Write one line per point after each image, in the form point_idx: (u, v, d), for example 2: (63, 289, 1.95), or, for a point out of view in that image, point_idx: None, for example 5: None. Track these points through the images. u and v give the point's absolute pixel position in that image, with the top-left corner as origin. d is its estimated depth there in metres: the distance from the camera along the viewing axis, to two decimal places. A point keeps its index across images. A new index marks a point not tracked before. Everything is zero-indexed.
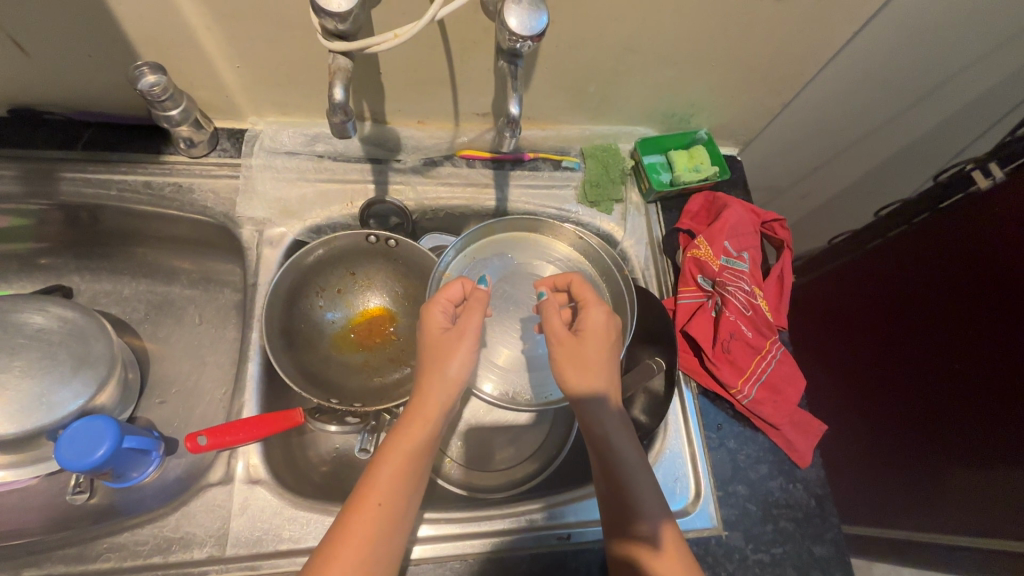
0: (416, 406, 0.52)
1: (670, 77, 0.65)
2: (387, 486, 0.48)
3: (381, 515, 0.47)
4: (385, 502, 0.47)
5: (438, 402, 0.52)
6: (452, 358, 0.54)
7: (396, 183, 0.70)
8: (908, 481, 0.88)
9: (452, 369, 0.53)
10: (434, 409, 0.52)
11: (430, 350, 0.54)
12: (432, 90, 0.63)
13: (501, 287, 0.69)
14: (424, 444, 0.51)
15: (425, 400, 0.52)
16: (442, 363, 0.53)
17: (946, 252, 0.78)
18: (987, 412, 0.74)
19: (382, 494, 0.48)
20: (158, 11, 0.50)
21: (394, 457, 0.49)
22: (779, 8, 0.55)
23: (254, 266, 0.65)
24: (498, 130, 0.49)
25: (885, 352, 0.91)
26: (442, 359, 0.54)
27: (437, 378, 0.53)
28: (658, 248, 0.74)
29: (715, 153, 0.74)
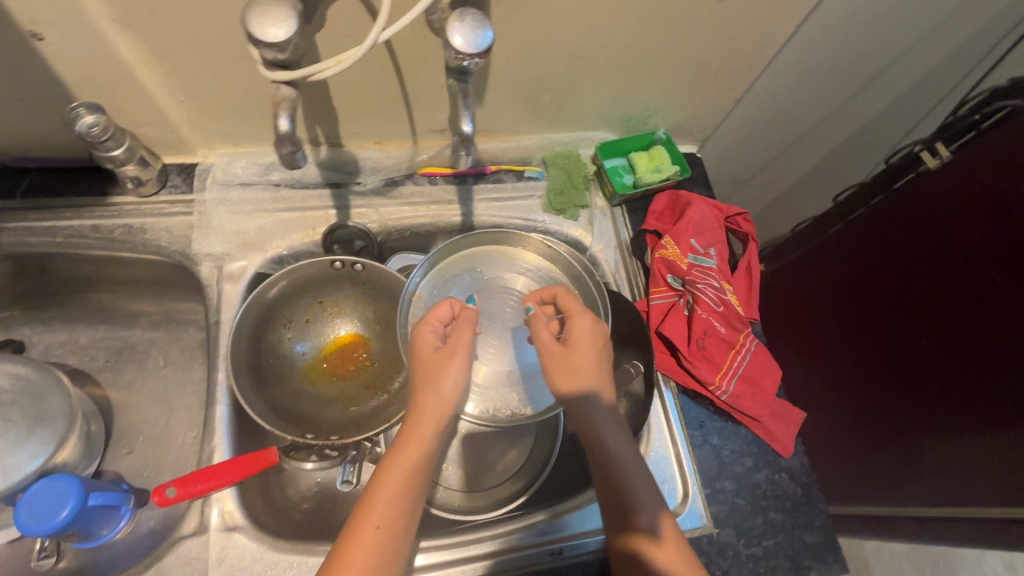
0: (411, 424, 0.52)
1: (623, 80, 0.66)
2: (387, 505, 0.48)
3: (379, 537, 0.46)
4: (384, 523, 0.47)
5: (434, 418, 0.52)
6: (444, 377, 0.53)
7: (358, 206, 0.68)
8: (885, 458, 0.90)
9: (444, 387, 0.53)
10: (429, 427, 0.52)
11: (423, 368, 0.54)
12: (386, 110, 0.62)
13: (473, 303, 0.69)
14: (421, 463, 0.51)
15: (420, 419, 0.52)
16: (434, 381, 0.53)
17: (904, 230, 0.81)
18: (955, 381, 0.77)
19: (380, 517, 0.47)
20: (90, 50, 0.48)
21: (393, 476, 0.49)
22: (721, 7, 0.56)
23: (216, 304, 0.63)
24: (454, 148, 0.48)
25: (852, 334, 0.93)
26: (433, 377, 0.53)
27: (430, 392, 0.53)
28: (626, 250, 0.74)
29: (674, 153, 0.75)
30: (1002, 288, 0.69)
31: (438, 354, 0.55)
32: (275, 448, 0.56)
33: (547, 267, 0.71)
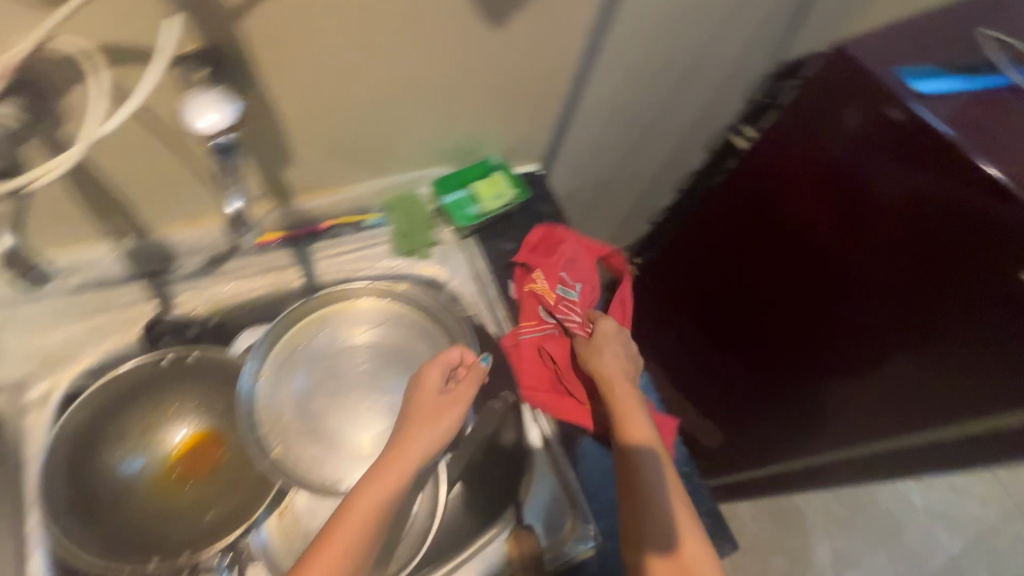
0: (398, 453, 0.51)
1: (435, 117, 0.65)
2: (350, 538, 0.46)
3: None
4: (347, 557, 0.45)
5: (420, 449, 0.52)
6: (439, 421, 0.54)
7: (180, 293, 0.63)
8: (766, 418, 0.96)
9: (442, 427, 0.54)
10: (414, 459, 0.52)
11: (424, 404, 0.55)
12: (184, 189, 0.58)
13: (330, 368, 0.65)
14: (397, 497, 0.49)
15: (408, 447, 0.52)
16: (431, 423, 0.54)
17: (732, 209, 0.88)
18: (796, 339, 0.83)
19: (349, 541, 0.45)
20: None
21: (363, 511, 0.47)
22: (502, 36, 0.57)
23: (19, 438, 0.56)
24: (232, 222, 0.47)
25: (718, 310, 0.99)
26: (431, 416, 0.54)
27: (429, 430, 0.53)
28: (484, 278, 0.73)
29: (512, 177, 0.77)
30: (806, 250, 0.76)
31: (439, 398, 0.56)
32: None
33: (401, 314, 0.69)
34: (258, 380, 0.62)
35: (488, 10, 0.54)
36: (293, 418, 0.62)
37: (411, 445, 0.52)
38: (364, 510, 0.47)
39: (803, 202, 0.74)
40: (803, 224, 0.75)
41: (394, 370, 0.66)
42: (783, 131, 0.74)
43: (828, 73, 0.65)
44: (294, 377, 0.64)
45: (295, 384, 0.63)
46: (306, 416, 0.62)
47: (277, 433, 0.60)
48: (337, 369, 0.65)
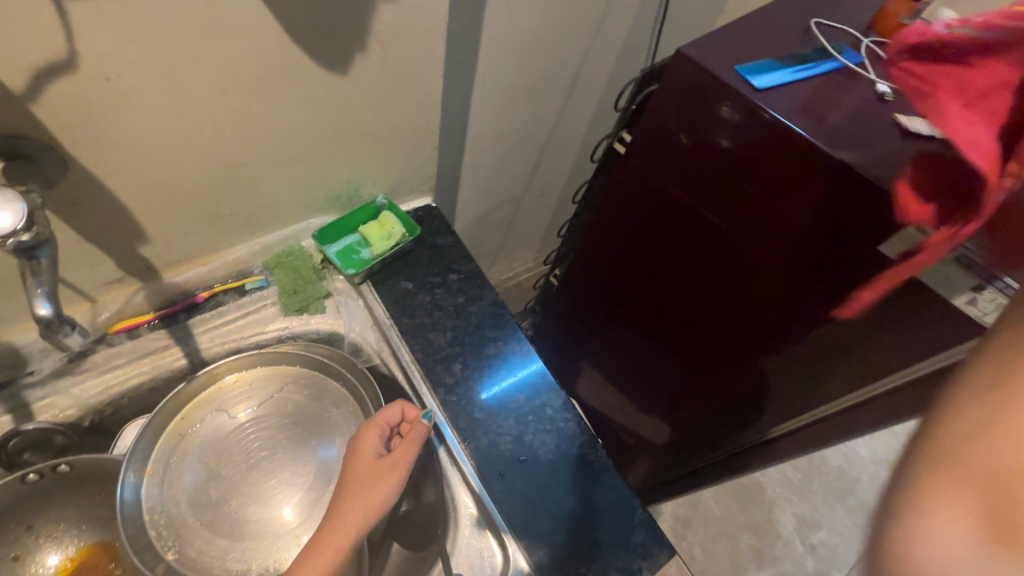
0: (333, 527, 0.52)
1: (301, 169, 0.63)
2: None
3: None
4: None
5: (356, 524, 0.52)
6: (375, 486, 0.54)
7: (40, 398, 0.57)
8: (710, 400, 0.97)
9: (380, 495, 0.54)
10: (349, 533, 0.52)
11: (359, 473, 0.55)
12: (23, 288, 0.53)
13: (225, 452, 0.61)
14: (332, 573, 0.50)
15: (342, 522, 0.52)
16: (368, 490, 0.54)
17: (624, 216, 0.89)
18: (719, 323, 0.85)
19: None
20: None
21: None
22: (350, 82, 0.56)
23: None
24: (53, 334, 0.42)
25: (636, 313, 1.00)
26: (369, 485, 0.54)
27: (359, 500, 0.54)
28: (385, 324, 0.70)
29: (400, 215, 0.75)
30: (704, 240, 0.78)
31: (377, 464, 0.56)
32: None
33: (300, 377, 0.66)
34: (142, 480, 0.57)
35: (324, 57, 0.52)
36: (191, 515, 0.57)
37: (352, 516, 0.53)
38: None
39: (688, 197, 0.76)
40: (694, 217, 0.77)
41: (298, 439, 0.63)
42: (653, 132, 0.76)
43: (678, 72, 0.68)
44: (186, 471, 0.59)
45: (189, 478, 0.59)
46: (205, 510, 0.58)
47: (172, 539, 0.56)
48: (234, 451, 0.61)
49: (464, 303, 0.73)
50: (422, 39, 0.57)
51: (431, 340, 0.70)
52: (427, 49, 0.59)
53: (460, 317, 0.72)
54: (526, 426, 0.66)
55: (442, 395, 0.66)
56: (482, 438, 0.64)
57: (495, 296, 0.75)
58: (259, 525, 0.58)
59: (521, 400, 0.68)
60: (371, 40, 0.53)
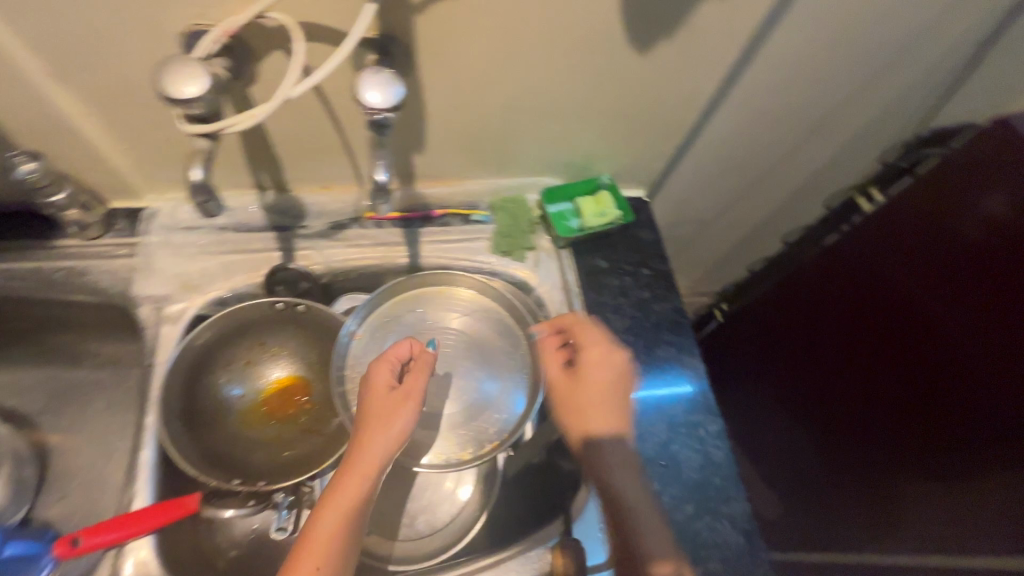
0: (353, 461, 0.52)
1: (560, 130, 0.68)
2: (327, 547, 0.48)
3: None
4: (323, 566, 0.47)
5: (378, 456, 0.52)
6: (392, 419, 0.54)
7: (302, 248, 0.69)
8: (835, 496, 0.90)
9: (396, 428, 0.53)
10: (370, 466, 0.51)
11: (374, 407, 0.54)
12: (329, 157, 0.64)
13: None
14: (359, 501, 0.50)
15: (364, 457, 0.52)
16: (382, 425, 0.53)
17: (829, 277, 0.84)
18: (885, 424, 0.78)
19: (322, 560, 0.48)
20: (27, 102, 0.50)
21: (329, 519, 0.49)
22: (644, 63, 0.59)
23: (151, 345, 0.63)
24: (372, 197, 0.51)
25: (796, 374, 0.95)
26: (385, 417, 0.54)
27: (378, 436, 0.53)
28: (572, 292, 0.74)
29: (618, 199, 0.77)
30: (912, 336, 0.72)
31: (389, 397, 0.55)
32: (196, 496, 0.56)
33: (488, 308, 0.72)
34: (351, 340, 0.66)
35: (637, 35, 0.55)
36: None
37: (378, 445, 0.52)
38: (339, 517, 0.50)
39: (914, 285, 0.70)
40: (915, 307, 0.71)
41: (474, 357, 0.69)
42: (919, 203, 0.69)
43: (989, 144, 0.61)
44: (384, 342, 0.68)
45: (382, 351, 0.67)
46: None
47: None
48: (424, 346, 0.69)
49: (647, 299, 0.74)
50: (725, 41, 0.58)
51: (609, 321, 0.72)
52: (723, 51, 0.60)
53: (641, 310, 0.73)
54: (677, 435, 0.66)
55: None
56: (632, 427, 0.66)
57: (679, 303, 0.75)
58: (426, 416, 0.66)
59: (677, 409, 0.68)
60: (681, 30, 0.56)
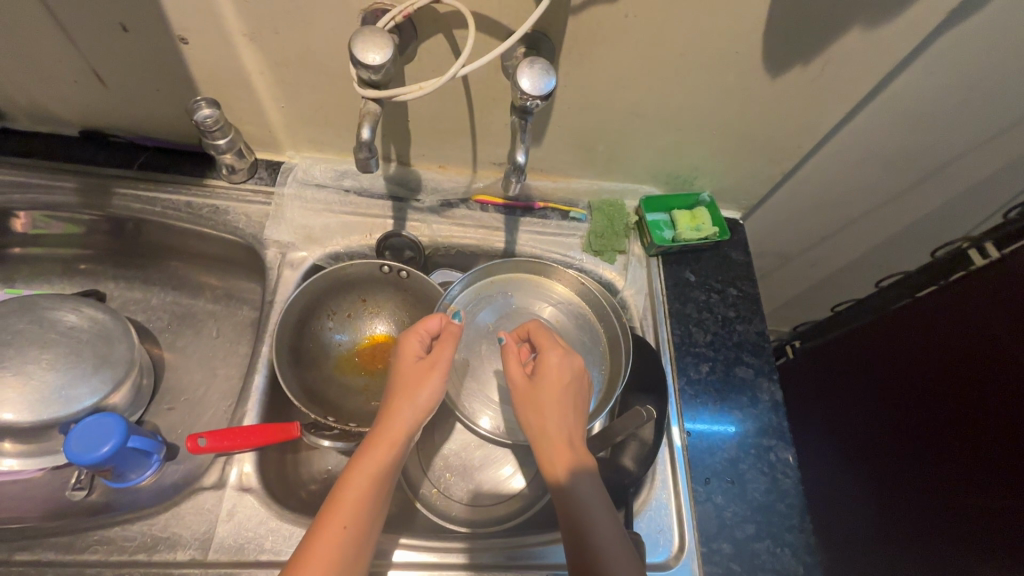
0: (383, 427, 0.53)
1: (673, 141, 0.70)
2: (353, 506, 0.48)
3: (346, 539, 0.47)
4: (351, 526, 0.48)
5: (405, 424, 0.53)
6: (422, 388, 0.55)
7: (413, 220, 0.75)
8: (888, 560, 0.85)
9: (423, 396, 0.54)
10: (400, 431, 0.53)
11: (403, 376, 0.55)
12: (454, 139, 0.69)
13: (501, 324, 0.72)
14: (389, 466, 0.51)
15: (392, 423, 0.53)
16: (411, 391, 0.54)
17: (918, 326, 0.82)
18: (943, 486, 0.76)
19: (347, 518, 0.48)
20: (222, 55, 0.58)
21: (359, 481, 0.50)
22: (772, 85, 0.61)
23: (273, 284, 0.70)
24: (505, 175, 0.54)
25: (857, 420, 0.93)
26: (414, 385, 0.55)
27: (407, 403, 0.54)
28: (657, 299, 0.76)
29: (716, 216, 0.78)
30: (997, 401, 0.69)
31: (419, 365, 0.56)
32: (297, 424, 0.60)
33: (576, 301, 0.74)
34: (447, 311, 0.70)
35: (772, 57, 0.57)
36: (463, 352, 0.70)
37: (401, 413, 0.53)
38: (364, 480, 0.50)
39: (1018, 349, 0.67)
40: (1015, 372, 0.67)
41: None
42: None
43: None
44: (480, 312, 0.72)
45: (479, 318, 0.72)
46: (474, 355, 0.70)
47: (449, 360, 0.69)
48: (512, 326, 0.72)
49: (732, 317, 0.75)
50: (856, 73, 0.60)
51: (691, 333, 0.73)
52: (852, 82, 0.61)
53: (724, 328, 0.74)
54: (746, 454, 0.66)
55: (682, 382, 0.70)
56: (702, 439, 0.67)
57: (764, 327, 0.74)
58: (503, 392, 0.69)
59: (749, 430, 0.68)
60: (816, 57, 0.58)
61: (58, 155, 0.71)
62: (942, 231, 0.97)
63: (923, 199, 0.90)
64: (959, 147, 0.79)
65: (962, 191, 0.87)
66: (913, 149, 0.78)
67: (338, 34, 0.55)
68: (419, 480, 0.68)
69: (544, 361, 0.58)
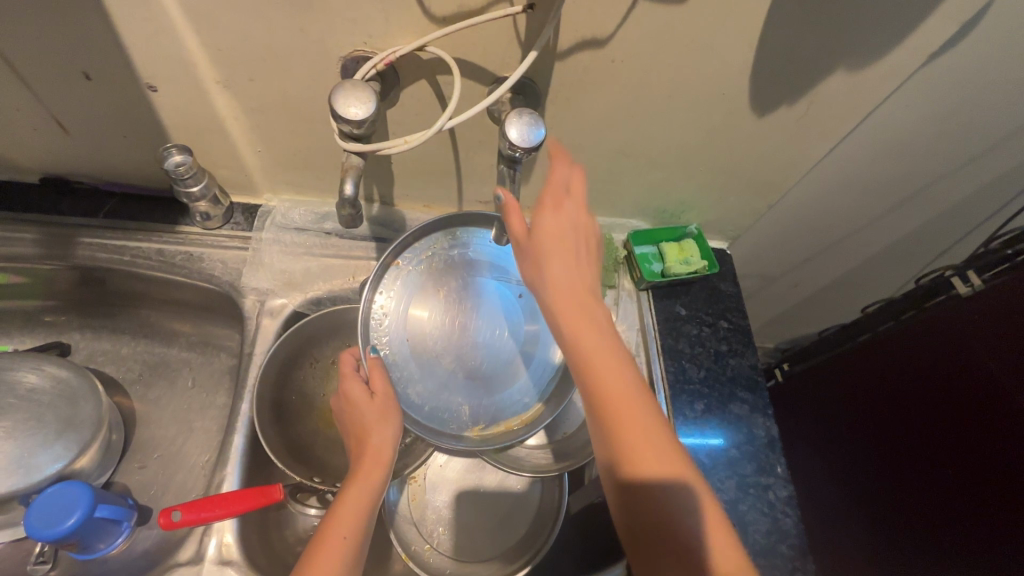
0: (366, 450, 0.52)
1: (660, 178, 0.70)
2: (350, 523, 0.47)
3: (343, 554, 0.46)
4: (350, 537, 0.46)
5: (389, 444, 0.52)
6: (389, 419, 0.53)
7: None
8: None
9: (392, 427, 0.53)
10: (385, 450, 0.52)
11: (370, 407, 0.52)
12: (439, 180, 0.67)
13: (455, 298, 0.59)
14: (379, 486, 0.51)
15: (374, 446, 0.52)
16: (382, 420, 0.52)
17: (906, 351, 0.82)
18: (937, 514, 0.75)
19: (346, 531, 0.47)
20: (194, 102, 0.55)
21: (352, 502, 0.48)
22: (758, 123, 0.61)
23: (252, 335, 0.67)
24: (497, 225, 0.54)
25: (847, 445, 0.92)
26: (382, 415, 0.52)
27: (385, 423, 0.52)
28: (649, 335, 0.74)
29: (704, 248, 0.77)
30: (986, 427, 0.69)
31: (375, 399, 0.53)
32: (280, 485, 0.57)
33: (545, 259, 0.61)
34: (391, 274, 0.59)
35: (758, 98, 0.57)
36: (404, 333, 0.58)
37: (376, 448, 0.52)
38: (355, 511, 0.48)
39: (1006, 372, 0.67)
40: (1004, 395, 0.67)
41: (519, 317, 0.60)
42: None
43: None
44: (426, 284, 0.59)
45: (424, 290, 0.59)
46: (418, 326, 0.58)
47: (391, 335, 0.57)
48: (468, 294, 0.60)
49: (725, 351, 0.74)
50: (838, 111, 0.60)
51: (685, 369, 0.72)
52: (836, 120, 0.61)
53: (717, 363, 0.73)
54: (746, 495, 0.65)
55: (679, 421, 0.69)
56: None
57: (757, 360, 0.74)
58: (447, 373, 0.58)
59: (748, 469, 0.67)
60: (802, 98, 0.58)
61: (18, 204, 0.67)
62: (921, 253, 0.99)
63: (903, 223, 0.91)
64: (937, 175, 0.80)
65: (938, 215, 0.89)
66: (894, 180, 0.79)
67: (317, 82, 0.53)
68: (411, 537, 0.64)
69: (575, 316, 0.46)
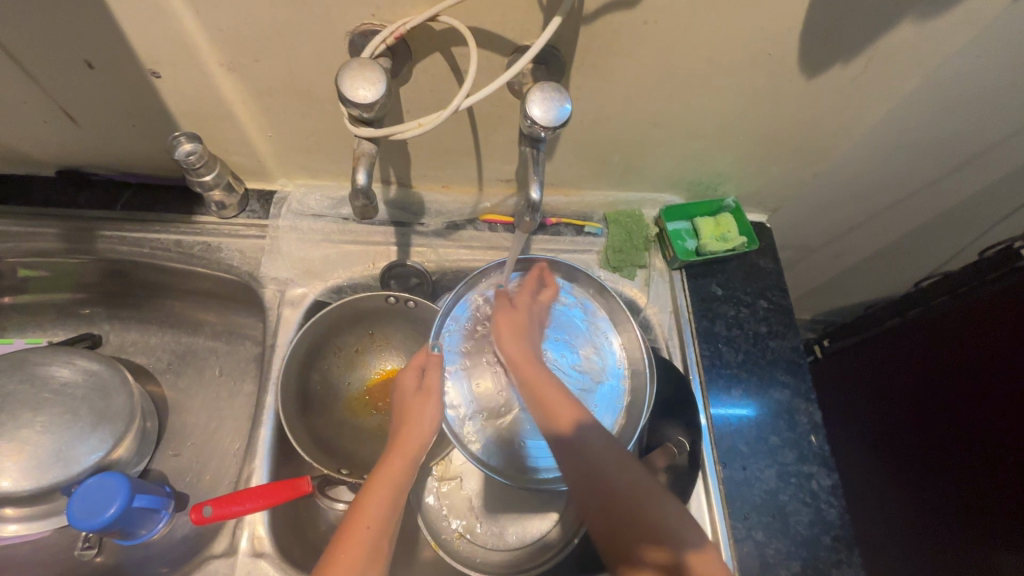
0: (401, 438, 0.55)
1: (696, 148, 0.64)
2: (377, 511, 0.50)
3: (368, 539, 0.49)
4: (374, 524, 0.49)
5: (420, 436, 0.55)
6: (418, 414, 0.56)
7: (418, 246, 0.71)
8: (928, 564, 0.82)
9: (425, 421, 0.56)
10: (416, 440, 0.55)
11: (406, 403, 0.57)
12: (458, 159, 0.64)
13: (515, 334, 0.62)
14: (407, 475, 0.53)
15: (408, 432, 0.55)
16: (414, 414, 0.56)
17: (964, 328, 0.75)
18: (982, 485, 0.73)
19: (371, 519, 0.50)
20: (197, 87, 0.53)
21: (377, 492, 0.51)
22: (807, 84, 0.55)
23: (274, 326, 0.66)
24: (518, 212, 0.50)
25: (896, 427, 0.87)
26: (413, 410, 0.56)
27: (421, 412, 0.56)
28: (682, 316, 0.71)
29: (742, 223, 0.72)
30: None
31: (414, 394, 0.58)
32: (309, 478, 0.56)
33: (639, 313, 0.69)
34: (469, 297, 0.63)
35: (809, 55, 0.51)
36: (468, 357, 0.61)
37: (411, 437, 0.55)
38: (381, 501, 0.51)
39: None
40: None
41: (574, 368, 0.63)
42: None
43: None
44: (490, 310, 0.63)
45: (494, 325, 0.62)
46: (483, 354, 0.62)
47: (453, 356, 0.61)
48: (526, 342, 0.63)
49: (764, 333, 0.70)
50: (898, 66, 0.54)
51: (721, 352, 0.68)
52: (896, 76, 0.55)
53: (756, 345, 0.69)
54: (784, 483, 0.63)
55: (715, 408, 0.66)
56: (738, 470, 0.63)
57: (799, 342, 0.70)
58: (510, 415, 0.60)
59: (790, 457, 0.64)
60: (862, 52, 0.51)
61: (39, 198, 0.67)
62: (982, 217, 0.90)
63: (964, 186, 0.82)
64: (1008, 131, 0.71)
65: (1005, 175, 0.80)
66: (959, 140, 0.71)
67: (324, 59, 0.49)
68: (439, 523, 0.65)
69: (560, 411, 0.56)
